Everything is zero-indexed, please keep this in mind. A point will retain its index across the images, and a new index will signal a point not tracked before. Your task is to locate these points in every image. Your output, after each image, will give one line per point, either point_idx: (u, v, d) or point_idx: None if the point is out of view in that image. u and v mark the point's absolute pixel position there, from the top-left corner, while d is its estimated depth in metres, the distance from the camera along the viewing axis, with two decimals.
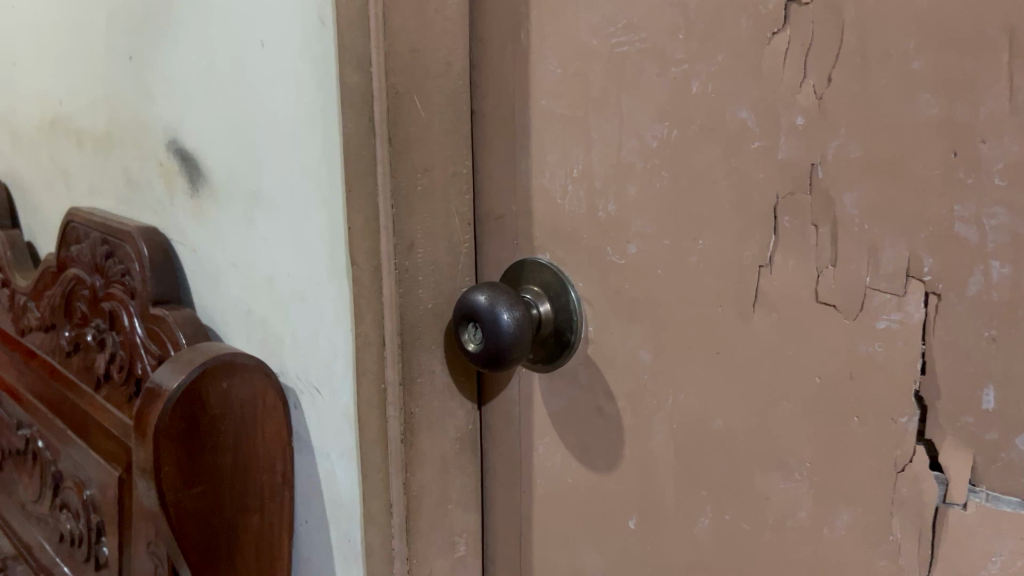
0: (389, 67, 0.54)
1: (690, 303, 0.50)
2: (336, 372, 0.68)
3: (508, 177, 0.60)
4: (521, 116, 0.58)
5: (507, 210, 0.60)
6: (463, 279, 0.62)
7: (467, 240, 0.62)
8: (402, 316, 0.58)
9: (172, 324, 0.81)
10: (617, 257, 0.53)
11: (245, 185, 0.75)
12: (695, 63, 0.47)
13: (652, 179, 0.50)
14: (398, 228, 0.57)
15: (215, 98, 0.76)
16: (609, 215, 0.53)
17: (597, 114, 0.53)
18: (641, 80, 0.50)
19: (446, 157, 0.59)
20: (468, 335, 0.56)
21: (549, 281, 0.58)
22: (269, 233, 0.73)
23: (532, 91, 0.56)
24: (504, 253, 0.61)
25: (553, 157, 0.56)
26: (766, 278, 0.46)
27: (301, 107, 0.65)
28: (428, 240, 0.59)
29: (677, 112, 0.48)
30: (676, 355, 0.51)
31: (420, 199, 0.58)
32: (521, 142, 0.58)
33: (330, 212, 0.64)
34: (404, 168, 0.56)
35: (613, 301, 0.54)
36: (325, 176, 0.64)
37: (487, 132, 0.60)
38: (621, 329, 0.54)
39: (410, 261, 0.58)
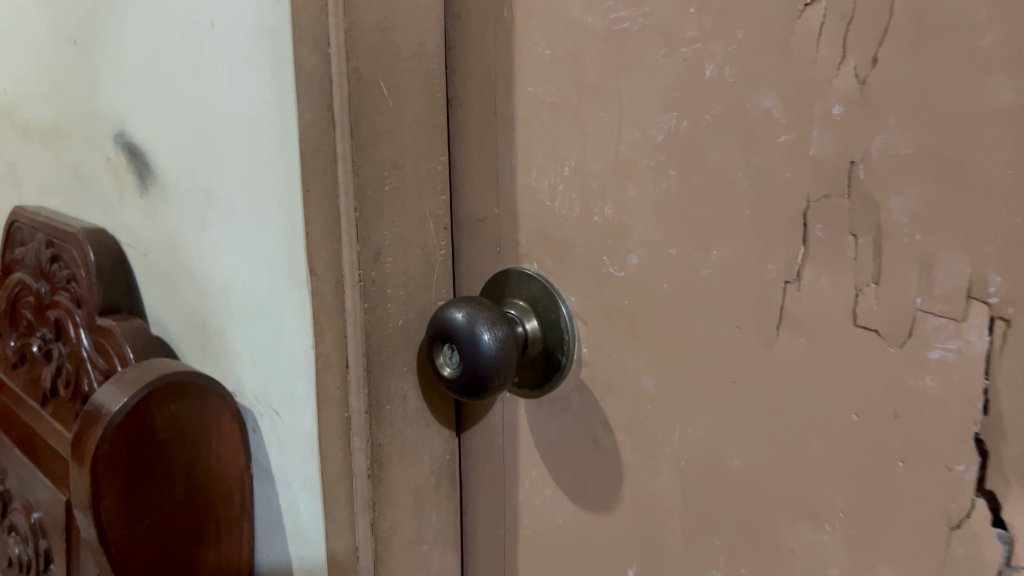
0: (352, 47, 0.46)
1: (701, 323, 0.43)
2: (297, 395, 0.61)
3: (490, 175, 0.52)
4: (504, 105, 0.50)
5: (489, 213, 0.53)
6: (439, 291, 0.55)
7: (444, 246, 0.55)
8: (369, 335, 0.51)
9: (120, 336, 0.74)
10: (615, 269, 0.46)
11: (198, 183, 0.67)
12: (709, 42, 0.40)
13: (657, 178, 0.43)
14: (365, 233, 0.49)
15: (165, 88, 0.68)
16: (606, 220, 0.46)
17: (592, 103, 0.45)
18: (645, 62, 0.42)
19: (418, 152, 0.51)
20: (443, 357, 0.49)
21: (536, 294, 0.50)
22: (223, 236, 0.65)
23: (516, 76, 0.49)
24: (485, 262, 0.54)
25: (541, 152, 0.49)
26: (793, 296, 0.39)
27: (257, 98, 0.58)
28: (399, 246, 0.51)
29: (688, 100, 0.41)
30: (683, 384, 0.44)
31: (389, 200, 0.50)
32: (504, 136, 0.51)
33: (288, 216, 0.57)
34: (371, 164, 0.49)
35: (610, 319, 0.47)
36: (283, 176, 0.57)
37: (465, 124, 0.53)
38: (620, 350, 0.47)
39: (379, 271, 0.50)
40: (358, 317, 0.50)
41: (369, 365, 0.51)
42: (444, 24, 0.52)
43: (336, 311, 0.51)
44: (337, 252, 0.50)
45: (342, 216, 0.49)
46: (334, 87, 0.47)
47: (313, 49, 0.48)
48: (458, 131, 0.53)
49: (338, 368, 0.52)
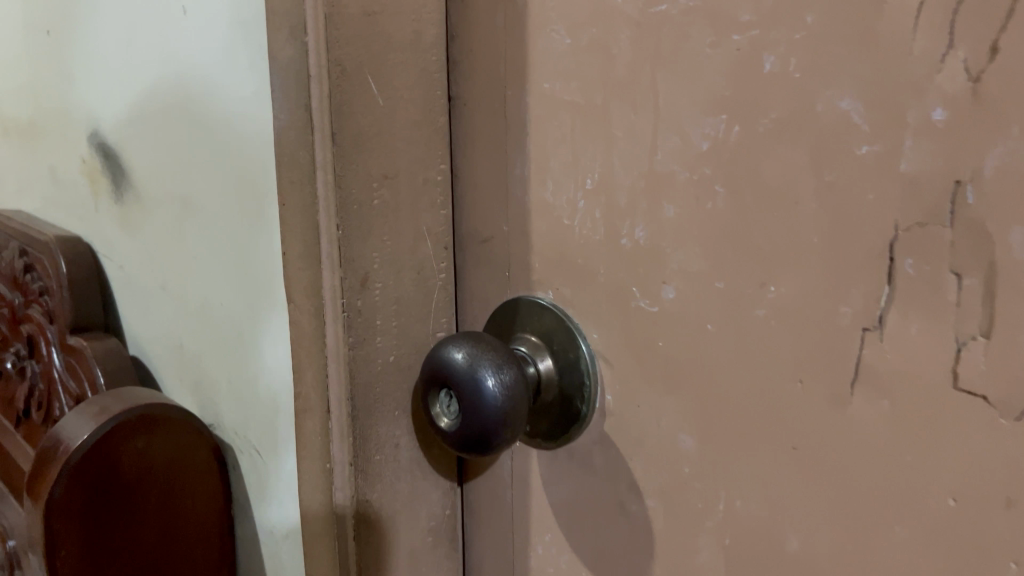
0: (330, 33, 0.39)
1: (751, 374, 0.35)
2: (281, 434, 0.53)
3: (498, 186, 0.44)
4: (515, 105, 0.42)
5: (498, 231, 0.45)
6: (437, 320, 0.47)
7: (444, 269, 0.47)
8: (353, 374, 0.43)
9: (90, 358, 0.66)
10: (647, 303, 0.38)
11: (174, 189, 0.60)
12: (770, 28, 0.32)
13: (700, 195, 0.35)
14: (349, 256, 0.42)
15: (138, 83, 0.61)
16: (637, 244, 0.38)
17: (621, 102, 0.37)
18: (687, 52, 0.35)
19: (414, 160, 0.44)
20: (439, 406, 0.41)
21: (551, 327, 0.43)
22: (201, 249, 0.58)
23: (530, 70, 0.41)
24: (493, 288, 0.46)
25: (558, 160, 0.41)
26: (874, 347, 0.31)
27: (231, 96, 0.50)
28: (391, 269, 0.44)
29: (742, 100, 0.33)
30: (731, 446, 0.36)
31: (379, 217, 0.43)
32: (516, 142, 0.43)
33: (269, 232, 0.49)
34: (356, 174, 0.41)
35: (641, 363, 0.39)
36: (262, 186, 0.49)
37: (470, 127, 0.45)
38: (653, 401, 0.39)
39: (366, 300, 0.43)
40: (341, 354, 0.43)
41: (353, 409, 0.44)
42: (445, 8, 0.44)
43: (316, 346, 0.44)
44: (317, 277, 0.42)
45: (321, 236, 0.41)
46: (310, 82, 0.39)
47: (285, 36, 0.40)
48: (462, 134, 0.45)
49: (318, 412, 0.45)
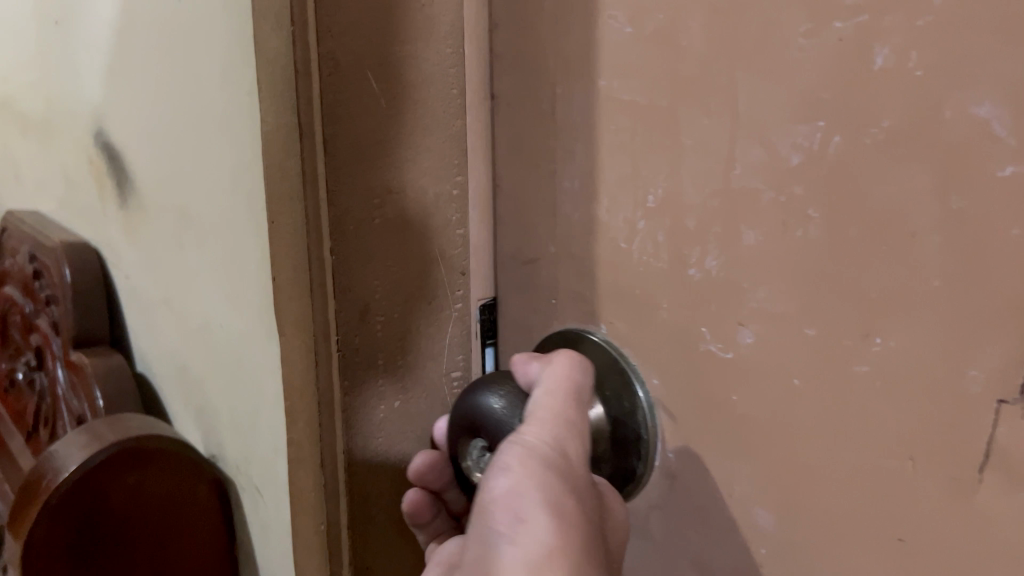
0: (319, 32, 0.35)
1: (852, 442, 0.28)
2: (275, 468, 0.50)
3: (542, 198, 0.38)
4: (564, 106, 0.36)
5: (544, 251, 0.39)
6: (450, 352, 0.43)
7: (463, 297, 0.43)
8: (348, 408, 0.42)
9: (90, 376, 0.62)
10: (720, 348, 0.32)
11: (177, 199, 0.56)
12: (884, 13, 0.25)
13: (790, 221, 0.29)
14: (344, 287, 0.40)
15: (142, 83, 0.57)
16: (707, 276, 0.32)
17: (685, 106, 0.31)
18: (773, 44, 0.28)
19: (424, 180, 0.40)
20: (471, 457, 0.35)
21: (604, 367, 0.37)
22: (202, 265, 0.54)
23: (581, 62, 0.34)
24: (536, 319, 0.41)
25: (613, 172, 0.34)
26: (1015, 424, 0.24)
27: (226, 97, 0.45)
28: (393, 301, 0.41)
29: (846, 104, 0.27)
30: (824, 526, 0.30)
31: (380, 235, 0.40)
32: (563, 151, 0.36)
33: (250, 242, 0.45)
34: (352, 197, 0.38)
35: (710, 419, 0.33)
36: (252, 195, 0.44)
37: (507, 131, 0.40)
38: (722, 465, 0.33)
39: (364, 333, 0.41)
40: (336, 393, 0.41)
41: (346, 445, 0.42)
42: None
43: (307, 383, 0.40)
44: (307, 309, 0.39)
45: (311, 268, 0.38)
46: (296, 85, 0.35)
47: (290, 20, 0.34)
48: (481, 146, 0.41)
49: (311, 456, 0.42)
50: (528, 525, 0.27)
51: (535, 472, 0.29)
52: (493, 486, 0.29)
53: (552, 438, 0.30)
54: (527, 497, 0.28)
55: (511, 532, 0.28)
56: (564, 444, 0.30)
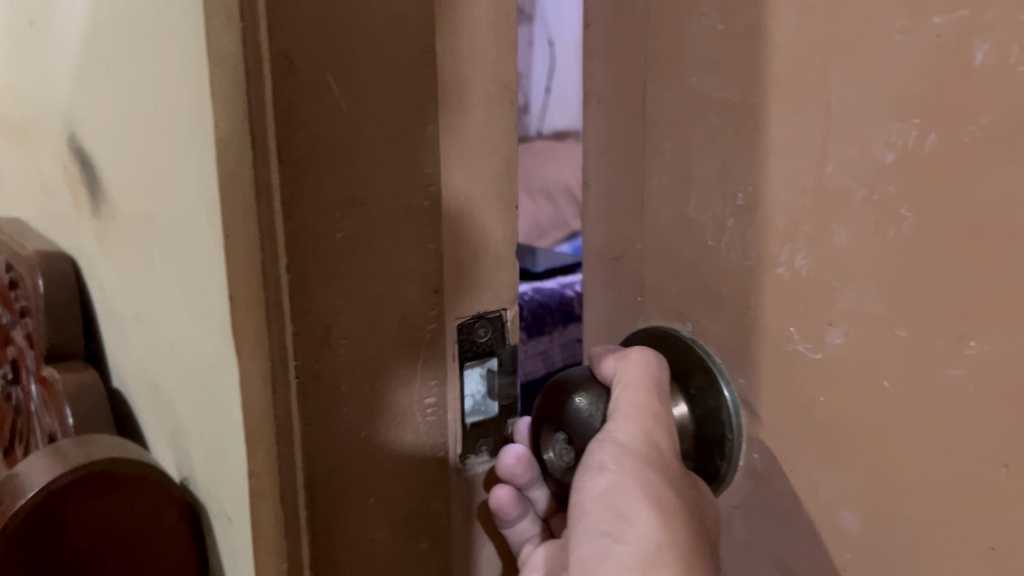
0: (272, 18, 0.27)
1: (938, 447, 0.28)
2: (241, 507, 0.42)
3: (630, 192, 0.38)
4: (655, 105, 0.35)
5: (632, 247, 0.38)
6: (421, 377, 0.34)
7: (435, 311, 0.34)
8: (311, 458, 0.32)
9: (62, 395, 0.58)
10: (806, 347, 0.31)
11: (141, 208, 0.52)
12: (984, 9, 0.24)
13: (881, 220, 0.28)
14: (304, 303, 0.30)
15: (106, 81, 0.53)
16: (797, 276, 0.31)
17: (780, 104, 0.31)
18: (869, 41, 0.28)
19: (395, 170, 0.31)
20: (553, 449, 0.33)
21: (688, 362, 0.35)
22: (165, 278, 0.49)
23: (673, 61, 0.34)
24: (620, 317, 0.40)
25: (702, 169, 0.34)
26: None
27: (167, 82, 0.39)
28: (359, 318, 0.31)
29: (943, 102, 0.26)
30: (909, 533, 0.29)
31: (348, 250, 0.30)
32: (653, 146, 0.36)
33: (215, 266, 0.37)
34: (312, 201, 0.29)
35: (798, 421, 0.32)
36: (206, 207, 0.37)
37: (594, 131, 0.39)
38: (805, 468, 0.32)
39: (328, 361, 0.31)
40: (293, 450, 0.31)
41: (311, 507, 0.32)
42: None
43: (265, 435, 0.31)
44: (265, 337, 0.30)
45: (267, 284, 0.29)
46: (248, 82, 0.27)
47: None
48: (465, 143, 0.33)
49: (274, 530, 0.32)
50: (637, 528, 0.28)
51: (634, 469, 0.29)
52: (589, 485, 0.29)
53: (644, 433, 0.30)
54: (628, 494, 0.29)
55: (616, 528, 0.28)
56: (655, 437, 0.30)
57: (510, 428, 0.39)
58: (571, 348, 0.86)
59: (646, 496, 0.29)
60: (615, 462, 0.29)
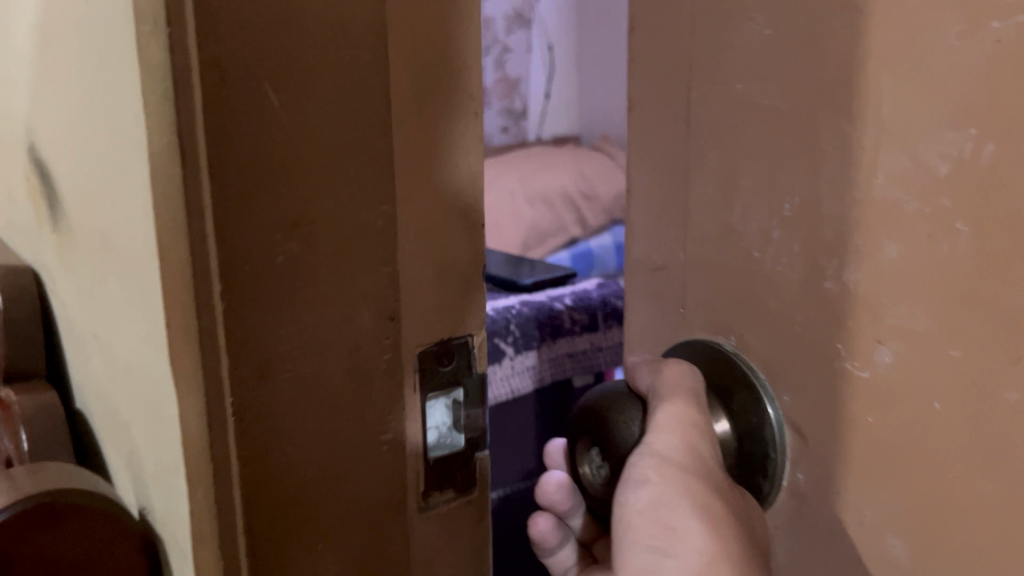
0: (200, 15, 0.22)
1: (992, 482, 0.26)
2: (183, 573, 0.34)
3: (673, 201, 0.36)
4: (700, 112, 0.34)
5: (674, 256, 0.37)
6: (374, 420, 0.28)
7: (390, 339, 0.28)
8: (253, 516, 0.26)
9: (14, 417, 0.55)
10: (854, 367, 0.29)
11: (82, 220, 0.45)
12: None
13: (935, 234, 0.26)
14: (243, 332, 0.25)
15: (45, 73, 0.46)
16: (845, 291, 0.29)
17: (827, 112, 0.29)
18: (924, 47, 0.26)
19: (344, 185, 0.26)
20: (588, 463, 0.32)
21: (729, 378, 0.34)
22: (105, 299, 0.42)
23: (718, 68, 0.33)
24: (665, 328, 0.38)
25: (750, 178, 0.32)
26: None
27: (93, 57, 0.32)
28: (302, 348, 0.26)
29: (1000, 111, 0.24)
30: (960, 567, 0.27)
31: (296, 282, 0.26)
32: (698, 155, 0.34)
33: (151, 293, 0.29)
34: (251, 224, 0.24)
35: (847, 443, 0.30)
36: (136, 216, 0.29)
37: (641, 136, 0.38)
38: (854, 491, 0.30)
39: (269, 408, 0.26)
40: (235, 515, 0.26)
41: None
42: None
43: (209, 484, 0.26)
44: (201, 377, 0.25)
45: (201, 312, 0.24)
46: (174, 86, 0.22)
47: None
48: (434, 152, 0.28)
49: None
50: (689, 548, 0.27)
51: (681, 483, 0.28)
52: (633, 499, 0.28)
53: (688, 442, 0.29)
54: (675, 506, 0.28)
55: (666, 543, 0.27)
56: (698, 445, 0.29)
57: (475, 464, 0.32)
58: (562, 363, 0.77)
59: (694, 507, 0.28)
60: (661, 475, 0.28)
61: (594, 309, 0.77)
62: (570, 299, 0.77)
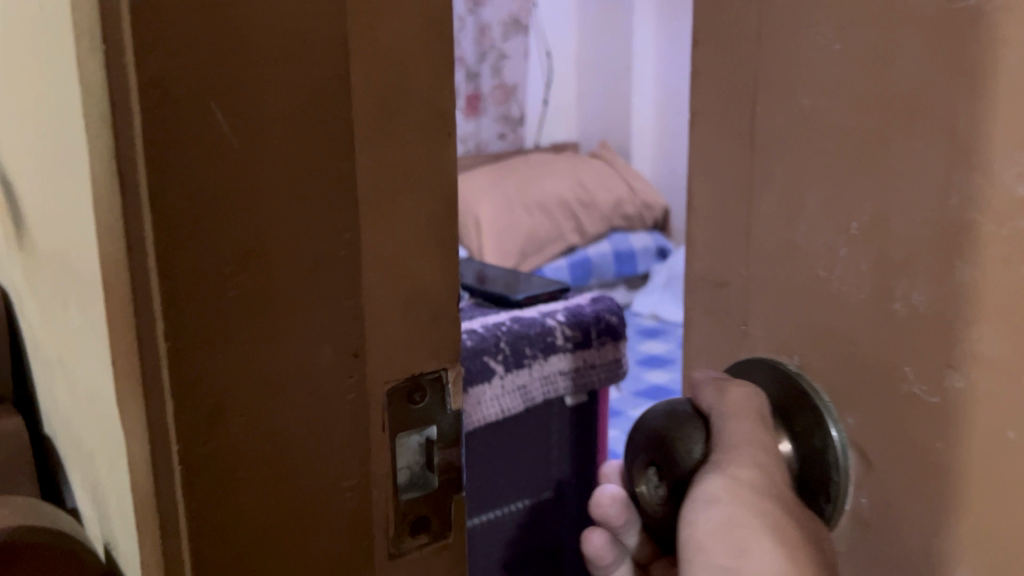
0: None
1: None
2: None
3: (733, 216, 0.35)
4: (764, 126, 0.33)
5: (734, 272, 0.35)
6: (339, 476, 0.21)
7: (358, 384, 0.21)
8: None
9: None
10: (923, 392, 0.28)
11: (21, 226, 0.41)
12: None
13: (1015, 256, 0.25)
14: (181, 386, 0.19)
15: None
16: (917, 314, 0.28)
17: (898, 130, 0.28)
18: (1003, 66, 0.25)
19: (316, 162, 0.19)
20: (645, 483, 0.31)
21: (794, 400, 0.31)
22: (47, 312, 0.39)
23: (783, 83, 0.32)
24: (722, 346, 0.37)
25: (816, 196, 0.31)
26: None
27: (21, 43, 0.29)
28: (259, 403, 0.20)
29: None
30: None
31: (253, 293, 0.19)
32: (762, 170, 0.33)
33: (96, 332, 0.25)
34: (201, 217, 0.18)
35: (916, 471, 0.29)
36: (80, 244, 0.25)
37: (699, 150, 0.36)
38: (922, 520, 0.29)
39: (218, 455, 0.19)
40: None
41: None
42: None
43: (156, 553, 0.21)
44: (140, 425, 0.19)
45: (142, 359, 0.18)
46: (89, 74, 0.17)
47: None
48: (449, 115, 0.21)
49: None
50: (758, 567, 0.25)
51: (750, 502, 0.27)
52: (699, 518, 0.27)
53: (756, 463, 0.28)
54: (745, 525, 0.26)
55: (734, 562, 0.26)
56: (767, 467, 0.28)
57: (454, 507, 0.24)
58: (553, 381, 0.76)
59: (763, 526, 0.26)
60: (729, 493, 0.27)
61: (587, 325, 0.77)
62: (562, 316, 0.76)
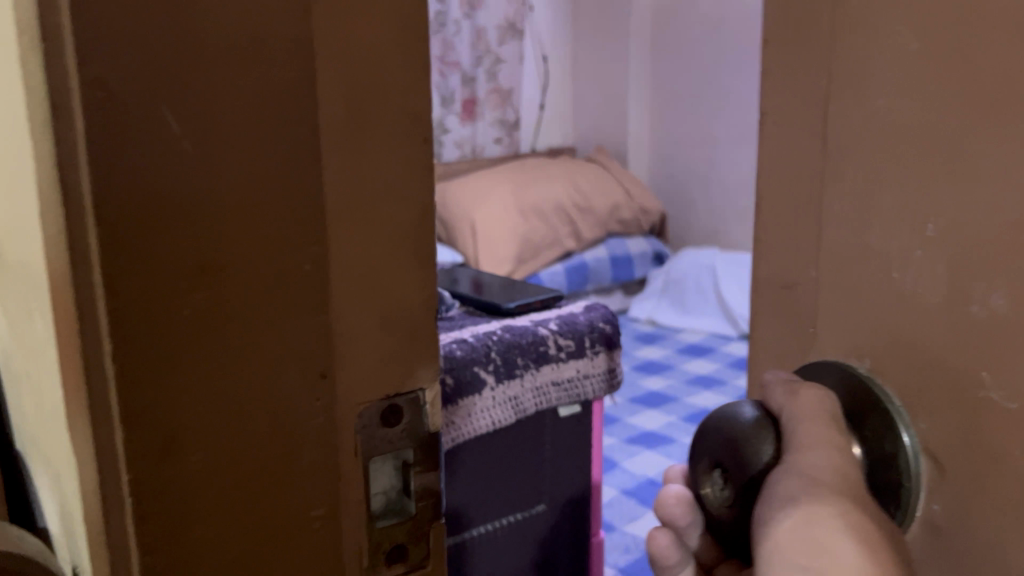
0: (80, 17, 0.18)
1: None
2: None
3: (803, 216, 0.35)
4: (836, 126, 0.32)
5: (805, 273, 0.35)
6: (302, 488, 0.24)
7: (323, 404, 0.24)
8: None
9: None
10: (1000, 398, 0.27)
11: None
12: None
13: None
14: (147, 406, 0.21)
15: None
16: (995, 319, 0.27)
17: (979, 130, 0.27)
18: None
19: (272, 214, 0.22)
20: (711, 485, 0.30)
21: (861, 403, 0.32)
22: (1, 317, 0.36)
23: (858, 82, 0.31)
24: (789, 347, 0.36)
25: (890, 196, 0.30)
26: None
27: None
28: (223, 415, 0.22)
29: None
30: None
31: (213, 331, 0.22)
32: (833, 170, 0.33)
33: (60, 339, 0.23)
34: (160, 266, 0.20)
35: (990, 481, 0.28)
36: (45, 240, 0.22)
37: (767, 152, 0.36)
38: (996, 531, 0.28)
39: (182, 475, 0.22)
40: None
41: None
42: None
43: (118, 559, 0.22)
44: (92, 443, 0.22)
45: (99, 379, 0.21)
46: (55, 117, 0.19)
47: None
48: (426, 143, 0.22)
49: None
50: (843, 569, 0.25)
51: (832, 503, 0.26)
52: (780, 520, 0.26)
53: (835, 462, 0.27)
54: (827, 526, 0.26)
55: (817, 563, 0.25)
56: (845, 466, 0.27)
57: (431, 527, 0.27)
58: (546, 393, 0.74)
59: (845, 526, 0.26)
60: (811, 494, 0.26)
61: (580, 334, 0.76)
62: (555, 324, 0.76)
